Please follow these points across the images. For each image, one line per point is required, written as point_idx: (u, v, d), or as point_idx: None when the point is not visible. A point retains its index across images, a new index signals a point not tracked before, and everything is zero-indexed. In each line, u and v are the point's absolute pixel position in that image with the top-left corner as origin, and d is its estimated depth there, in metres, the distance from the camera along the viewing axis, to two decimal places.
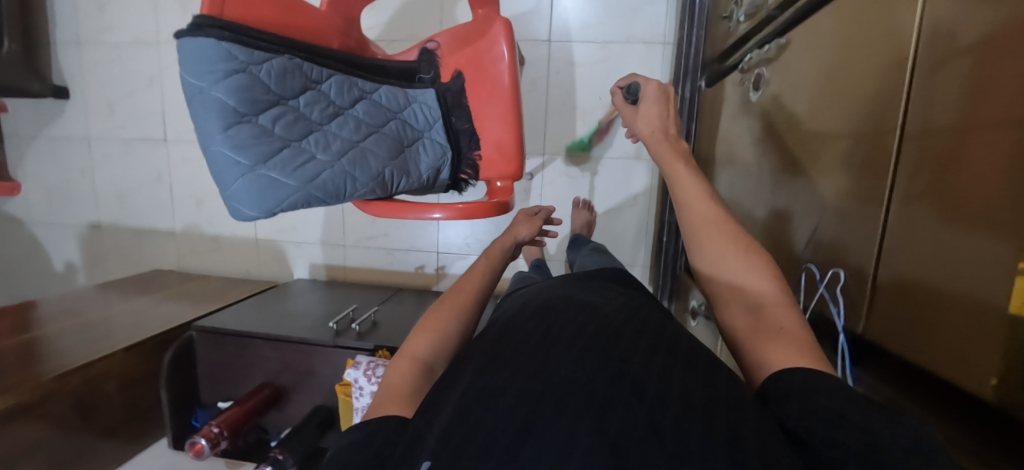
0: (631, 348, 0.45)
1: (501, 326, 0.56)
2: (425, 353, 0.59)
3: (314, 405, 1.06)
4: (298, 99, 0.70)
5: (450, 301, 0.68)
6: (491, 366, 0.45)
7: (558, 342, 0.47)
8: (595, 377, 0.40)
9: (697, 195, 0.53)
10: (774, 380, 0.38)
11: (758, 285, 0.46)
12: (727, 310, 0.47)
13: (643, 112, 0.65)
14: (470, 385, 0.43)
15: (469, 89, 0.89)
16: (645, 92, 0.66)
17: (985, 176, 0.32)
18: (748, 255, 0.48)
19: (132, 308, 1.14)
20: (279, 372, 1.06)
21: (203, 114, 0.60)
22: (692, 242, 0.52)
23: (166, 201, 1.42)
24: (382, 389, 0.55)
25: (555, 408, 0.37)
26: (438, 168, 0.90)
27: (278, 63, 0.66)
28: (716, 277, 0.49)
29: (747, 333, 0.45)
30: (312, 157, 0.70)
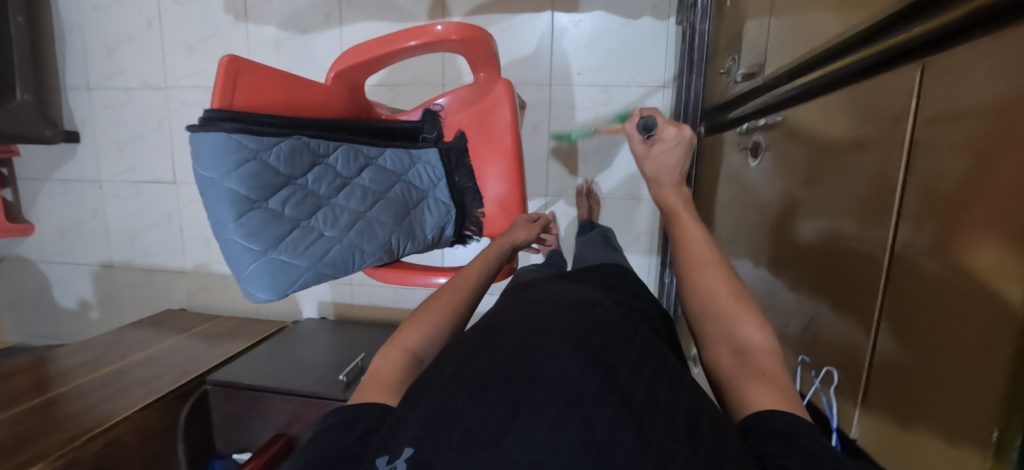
0: (620, 352, 0.44)
1: (488, 321, 0.56)
2: (416, 344, 0.55)
3: None
4: (306, 177, 0.73)
5: (443, 298, 0.62)
6: (479, 355, 0.45)
7: (551, 333, 0.46)
8: (587, 379, 0.38)
9: (695, 237, 0.57)
10: (758, 419, 0.39)
11: (750, 331, 0.47)
12: (714, 349, 0.49)
13: (661, 151, 0.65)
14: (453, 374, 0.42)
15: (472, 149, 0.92)
16: (662, 133, 0.64)
17: (986, 230, 0.31)
18: (738, 304, 0.49)
19: (147, 353, 1.14)
20: (289, 422, 0.98)
21: (216, 204, 0.63)
22: (693, 275, 0.53)
23: (176, 240, 1.44)
24: (367, 378, 0.52)
25: (535, 409, 0.36)
26: (442, 226, 0.91)
27: (287, 146, 0.70)
28: (707, 315, 0.50)
29: (731, 371, 0.46)
30: (320, 234, 0.72)
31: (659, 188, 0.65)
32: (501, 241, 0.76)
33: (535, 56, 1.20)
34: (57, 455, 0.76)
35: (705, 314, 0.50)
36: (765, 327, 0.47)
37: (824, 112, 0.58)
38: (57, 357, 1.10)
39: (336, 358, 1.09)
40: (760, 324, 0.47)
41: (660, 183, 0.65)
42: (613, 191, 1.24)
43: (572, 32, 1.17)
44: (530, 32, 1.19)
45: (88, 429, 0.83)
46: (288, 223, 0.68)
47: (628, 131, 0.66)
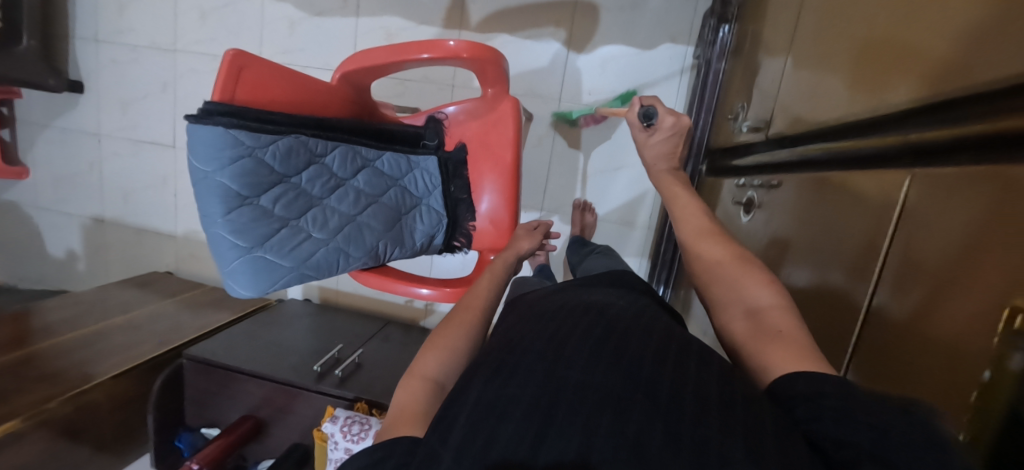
0: (637, 344, 0.38)
1: (506, 332, 0.49)
2: (436, 372, 0.53)
3: (291, 441, 1.00)
4: (300, 175, 0.73)
5: (457, 320, 0.61)
6: (502, 369, 0.38)
7: (568, 339, 0.40)
8: (610, 376, 0.34)
9: (693, 211, 0.53)
10: (784, 383, 0.32)
11: (757, 289, 0.42)
12: (724, 314, 0.43)
13: (661, 143, 0.60)
14: (481, 397, 0.35)
15: (471, 161, 0.92)
16: (662, 123, 0.60)
17: (956, 317, 0.27)
18: (742, 267, 0.44)
19: (128, 317, 1.15)
20: (260, 405, 1.00)
21: (206, 197, 0.63)
22: (696, 250, 0.49)
23: (170, 204, 1.44)
24: (392, 413, 0.48)
25: (565, 415, 0.31)
26: (432, 235, 0.92)
27: (285, 145, 0.70)
28: (712, 283, 0.45)
29: (746, 337, 0.40)
30: (308, 235, 0.72)
31: (654, 175, 0.62)
32: (507, 254, 0.78)
33: (548, 70, 1.19)
34: (25, 416, 0.78)
35: (714, 280, 0.45)
36: (774, 285, 0.42)
37: (807, 186, 0.60)
38: (39, 311, 1.11)
39: (314, 346, 1.10)
40: (769, 282, 0.42)
41: (658, 169, 0.62)
42: (608, 214, 1.25)
43: (588, 52, 1.17)
44: (546, 46, 1.18)
45: (60, 391, 0.85)
46: (276, 222, 0.68)
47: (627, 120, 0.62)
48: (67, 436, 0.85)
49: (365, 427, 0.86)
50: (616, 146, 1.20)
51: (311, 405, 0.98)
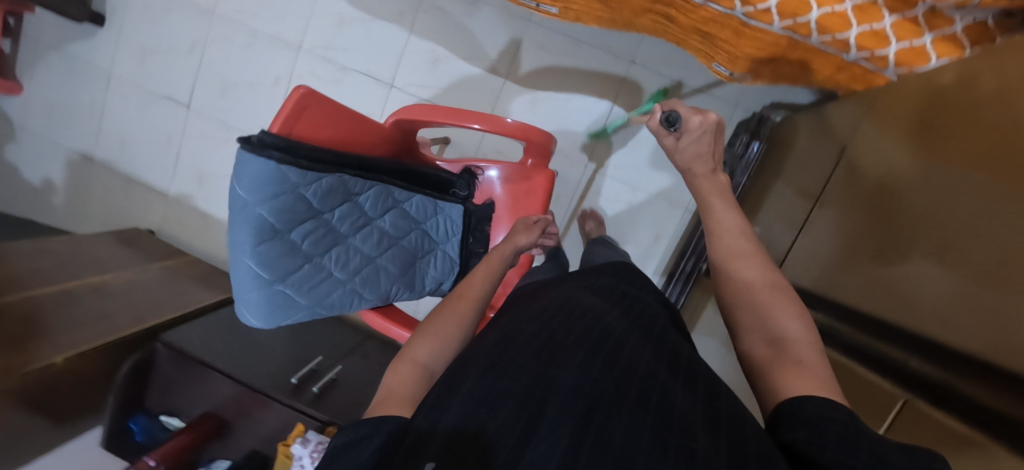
0: (635, 357, 0.40)
1: (502, 328, 0.49)
2: (427, 357, 0.52)
3: (249, 448, 1.00)
4: (332, 212, 0.73)
5: (449, 308, 0.60)
6: (499, 366, 0.39)
7: (564, 342, 0.41)
8: (601, 382, 0.36)
9: (730, 228, 0.48)
10: (791, 408, 0.34)
11: (787, 321, 0.42)
12: (747, 337, 0.44)
13: (693, 146, 0.49)
14: (473, 388, 0.37)
15: (495, 220, 0.94)
16: (690, 125, 0.49)
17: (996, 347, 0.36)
18: (774, 294, 0.43)
19: (103, 279, 1.11)
20: (225, 405, 0.98)
21: (239, 226, 0.62)
22: (725, 268, 0.47)
23: (169, 163, 1.38)
24: (379, 394, 0.47)
25: (558, 411, 0.33)
26: (440, 282, 0.94)
27: (330, 184, 0.70)
28: (738, 307, 0.45)
29: (767, 361, 0.41)
30: (328, 274, 0.74)
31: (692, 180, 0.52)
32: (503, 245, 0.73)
33: (581, 135, 1.23)
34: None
35: (740, 303, 0.45)
36: (801, 318, 0.42)
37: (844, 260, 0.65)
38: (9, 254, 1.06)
39: (292, 352, 1.10)
40: (799, 313, 0.42)
41: (696, 174, 0.52)
42: None
43: (622, 128, 1.21)
44: (583, 113, 1.22)
45: (28, 360, 0.81)
46: (302, 259, 0.69)
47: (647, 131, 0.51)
48: (24, 406, 0.82)
49: None
50: (627, 222, 1.26)
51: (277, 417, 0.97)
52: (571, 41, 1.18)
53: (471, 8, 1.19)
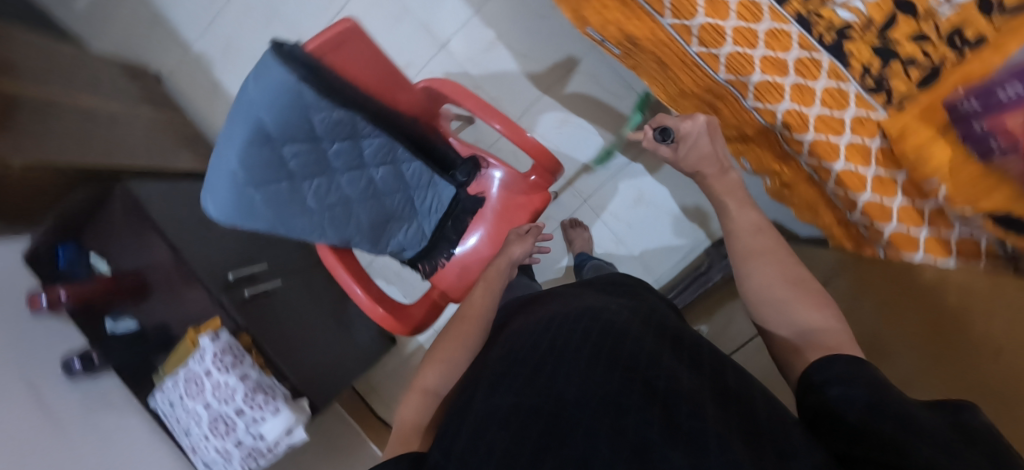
0: (635, 349, 0.45)
1: (506, 342, 0.56)
2: (436, 383, 0.60)
3: (158, 322, 0.99)
4: (331, 145, 0.74)
5: (455, 332, 0.66)
6: (507, 380, 0.47)
7: (566, 349, 0.48)
8: (608, 381, 0.42)
9: (745, 226, 0.56)
10: (821, 368, 0.40)
11: (810, 314, 0.47)
12: (773, 327, 0.49)
13: (690, 149, 0.64)
14: (483, 406, 0.45)
15: (478, 215, 0.99)
16: (682, 130, 0.64)
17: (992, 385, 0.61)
18: (797, 290, 0.48)
19: (89, 105, 1.09)
20: (152, 272, 0.97)
21: (234, 122, 0.59)
22: (747, 267, 0.53)
23: (203, 20, 1.36)
24: (397, 426, 0.56)
25: (570, 425, 0.40)
26: (402, 247, 0.98)
27: (340, 116, 0.70)
28: (763, 301, 0.50)
29: (794, 347, 0.46)
30: (302, 199, 0.74)
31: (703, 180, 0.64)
32: (500, 261, 0.79)
33: (594, 172, 1.27)
34: None
35: (762, 299, 0.50)
36: (822, 310, 0.47)
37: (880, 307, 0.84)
38: None
39: (240, 250, 1.10)
40: (821, 305, 0.47)
41: (704, 172, 0.63)
42: None
43: (633, 182, 1.24)
44: (603, 155, 1.25)
45: None
46: (282, 175, 0.69)
47: (647, 146, 0.68)
48: None
49: (237, 362, 0.89)
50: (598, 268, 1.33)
51: (199, 303, 0.97)
52: (624, 84, 1.19)
53: (550, 10, 1.18)
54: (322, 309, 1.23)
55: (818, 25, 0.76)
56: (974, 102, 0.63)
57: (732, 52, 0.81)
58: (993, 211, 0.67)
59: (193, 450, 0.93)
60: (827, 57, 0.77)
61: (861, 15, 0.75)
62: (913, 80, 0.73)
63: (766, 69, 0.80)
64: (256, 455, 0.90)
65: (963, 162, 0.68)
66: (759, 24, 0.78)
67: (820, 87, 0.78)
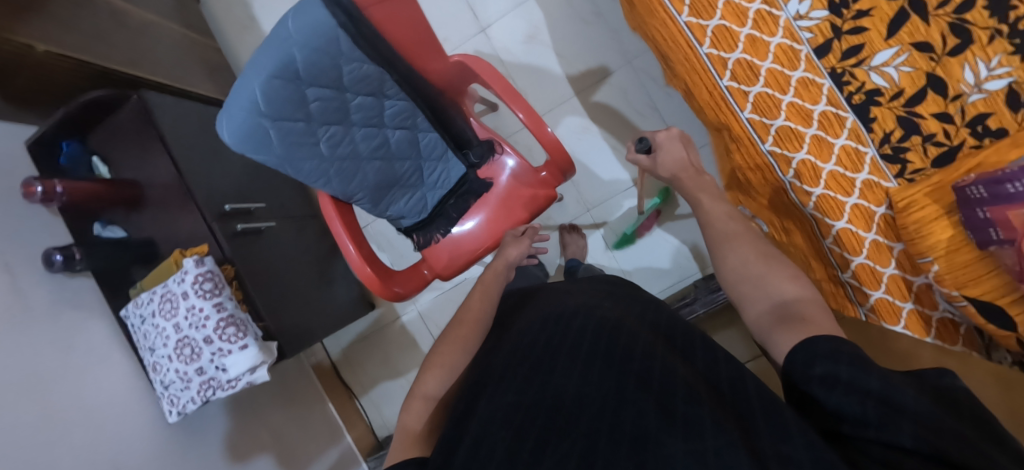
0: (631, 344, 0.49)
1: (509, 345, 0.60)
2: (436, 389, 0.61)
3: (147, 237, 0.99)
4: (354, 97, 0.74)
5: (455, 335, 0.68)
6: (506, 381, 0.52)
7: (562, 353, 0.52)
8: (606, 381, 0.46)
9: (720, 215, 0.63)
10: (804, 347, 0.42)
11: (786, 285, 0.51)
12: (753, 305, 0.52)
13: (665, 155, 0.74)
14: (486, 405, 0.49)
15: (483, 199, 1.00)
16: (657, 139, 0.75)
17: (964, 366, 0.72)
18: (767, 263, 0.54)
19: (123, 9, 1.08)
20: (152, 185, 0.97)
21: (265, 50, 0.59)
22: (726, 248, 0.58)
23: None
24: (399, 433, 0.56)
25: (569, 420, 0.43)
26: (402, 215, 0.98)
27: (369, 70, 0.71)
28: (742, 282, 0.54)
29: (770, 325, 0.48)
30: (315, 143, 0.74)
31: (680, 183, 0.72)
32: (498, 265, 0.83)
33: (602, 183, 1.28)
34: None
35: (742, 279, 0.54)
36: (796, 283, 0.51)
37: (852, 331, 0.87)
38: None
39: (242, 182, 1.11)
40: (793, 278, 0.51)
41: (682, 178, 0.72)
42: None
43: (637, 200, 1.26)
44: (614, 168, 1.27)
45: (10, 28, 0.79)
46: (302, 116, 0.68)
47: (630, 156, 0.77)
48: None
49: (216, 289, 0.89)
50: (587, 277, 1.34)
51: (190, 225, 0.97)
52: (650, 105, 1.23)
53: (594, 19, 1.23)
54: (309, 258, 1.24)
55: (849, 85, 0.79)
56: (981, 189, 0.66)
57: (762, 92, 0.83)
58: (980, 298, 0.70)
59: (154, 368, 0.93)
60: (852, 117, 0.79)
61: (892, 85, 0.77)
62: (928, 158, 0.76)
63: (792, 115, 0.81)
64: (215, 385, 0.90)
65: (962, 243, 0.71)
66: (793, 72, 0.81)
67: (840, 145, 0.80)
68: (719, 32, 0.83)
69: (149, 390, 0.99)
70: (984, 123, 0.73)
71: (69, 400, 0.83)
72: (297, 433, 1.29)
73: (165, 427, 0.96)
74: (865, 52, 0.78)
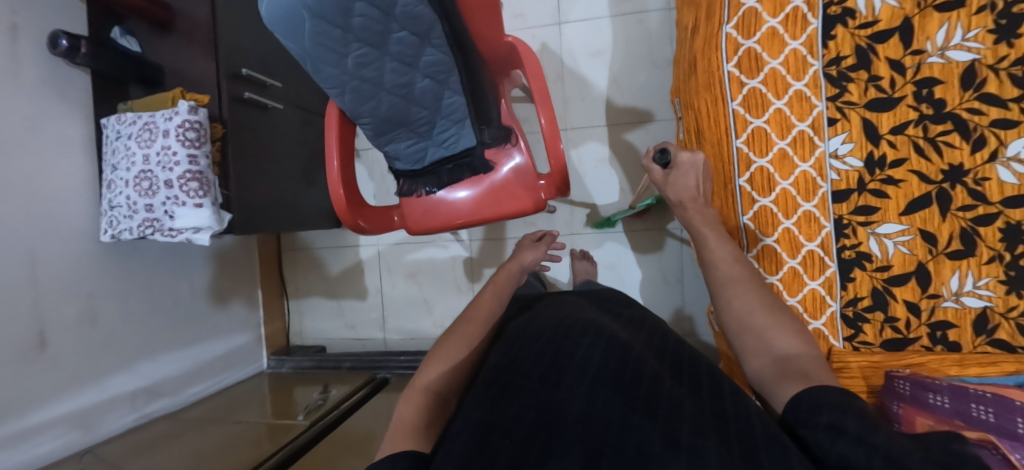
0: (637, 372, 0.52)
1: (512, 356, 0.65)
2: (433, 384, 0.62)
3: (157, 64, 0.98)
4: (400, 31, 0.72)
5: (461, 333, 0.71)
6: (506, 397, 0.54)
7: (562, 377, 0.54)
8: (610, 404, 0.47)
9: (726, 256, 0.63)
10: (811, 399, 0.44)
11: (784, 339, 0.55)
12: (753, 358, 0.55)
13: (681, 177, 0.72)
14: (481, 415, 0.52)
15: (475, 180, 1.03)
16: (679, 159, 0.72)
17: None
18: (772, 315, 0.57)
19: None
20: (180, 17, 0.95)
21: None
22: (727, 291, 0.60)
23: None
24: (395, 422, 0.57)
25: (560, 449, 0.42)
26: (397, 157, 0.98)
27: (422, 11, 0.70)
28: (740, 331, 0.57)
29: (771, 378, 0.52)
30: (342, 54, 0.72)
31: (683, 210, 0.71)
32: (511, 268, 0.90)
33: (596, 217, 1.30)
34: None
35: (742, 327, 0.57)
36: (797, 336, 0.55)
37: None
38: None
39: (270, 57, 1.11)
40: (793, 332, 0.55)
41: (683, 201, 0.71)
42: None
43: (619, 247, 1.29)
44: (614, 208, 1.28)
45: None
46: (341, 25, 0.67)
47: (645, 164, 0.75)
48: None
49: (197, 143, 0.89)
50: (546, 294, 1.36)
51: (201, 71, 0.96)
52: None
53: (663, 65, 1.23)
54: (300, 153, 1.25)
55: (847, 239, 0.80)
56: (907, 386, 0.70)
57: (767, 206, 0.83)
58: None
59: (109, 185, 0.94)
60: (834, 268, 0.81)
61: (884, 256, 0.79)
62: (880, 337, 0.80)
63: (782, 240, 0.82)
64: (155, 228, 0.91)
65: None
66: (805, 202, 0.81)
67: (811, 286, 0.82)
68: (758, 133, 0.83)
69: (93, 203, 1.00)
70: (944, 330, 0.77)
71: (18, 177, 0.84)
72: (220, 304, 1.33)
73: (94, 243, 0.98)
74: (877, 216, 0.79)
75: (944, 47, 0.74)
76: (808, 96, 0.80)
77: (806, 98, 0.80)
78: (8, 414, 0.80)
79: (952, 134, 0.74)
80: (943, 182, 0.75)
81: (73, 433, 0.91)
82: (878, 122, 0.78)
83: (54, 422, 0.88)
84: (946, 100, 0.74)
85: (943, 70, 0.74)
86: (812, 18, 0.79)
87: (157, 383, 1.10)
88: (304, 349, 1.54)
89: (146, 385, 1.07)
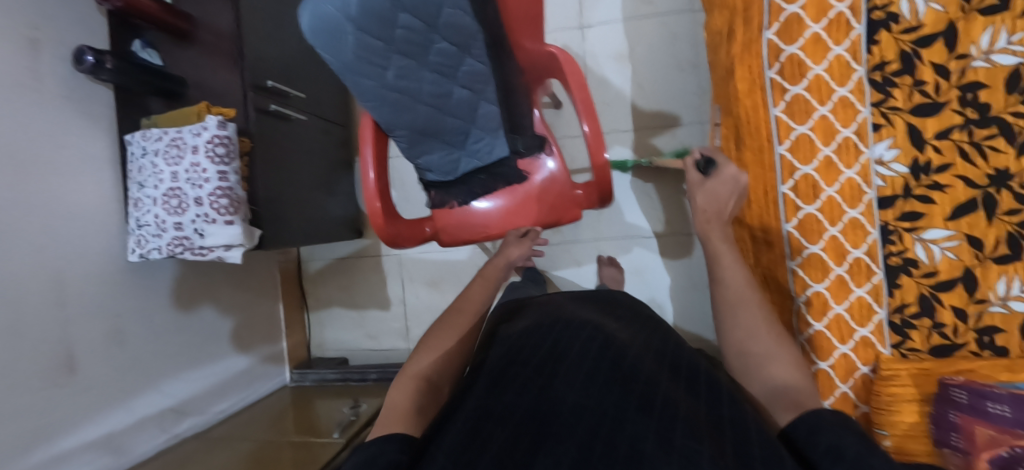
0: (634, 370, 0.50)
1: (512, 350, 0.62)
2: (426, 372, 0.61)
3: (180, 76, 0.95)
4: (440, 42, 0.69)
5: (454, 322, 0.69)
6: (501, 389, 0.51)
7: (562, 371, 0.52)
8: (605, 397, 0.45)
9: (734, 278, 0.61)
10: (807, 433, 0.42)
11: (783, 370, 0.51)
12: (749, 384, 0.53)
13: (715, 185, 0.70)
14: (476, 405, 0.49)
15: (510, 189, 1.03)
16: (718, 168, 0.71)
17: None
18: (777, 341, 0.54)
19: None
20: (203, 28, 0.92)
21: None
22: (731, 314, 0.58)
23: None
24: (385, 407, 0.56)
25: (550, 444, 0.39)
26: (429, 169, 0.97)
27: (465, 22, 0.67)
28: (741, 354, 0.55)
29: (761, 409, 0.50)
30: (381, 67, 0.69)
31: (703, 222, 0.70)
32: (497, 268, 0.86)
33: (622, 223, 1.29)
34: None
35: (741, 351, 0.55)
36: (798, 368, 0.52)
37: None
38: None
39: (292, 67, 1.08)
40: (794, 364, 0.52)
41: (705, 214, 0.70)
42: None
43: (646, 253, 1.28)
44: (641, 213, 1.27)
45: None
46: (383, 37, 0.63)
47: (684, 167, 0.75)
48: None
49: (226, 158, 0.86)
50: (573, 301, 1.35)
51: (225, 84, 0.94)
52: None
53: (688, 68, 1.21)
54: (322, 164, 1.22)
55: (893, 245, 0.80)
56: (962, 395, 0.70)
57: (812, 214, 0.82)
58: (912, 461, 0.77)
59: (136, 203, 0.91)
60: (881, 275, 0.80)
61: (930, 262, 0.78)
62: (928, 343, 0.80)
63: (829, 248, 0.82)
64: (184, 246, 0.88)
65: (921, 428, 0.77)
66: (850, 209, 0.81)
67: (857, 294, 0.81)
68: (802, 140, 0.82)
69: (119, 220, 0.97)
70: (992, 336, 0.76)
71: (44, 198, 0.81)
72: (240, 319, 1.31)
73: (122, 262, 0.96)
74: (922, 221, 0.78)
75: (989, 50, 0.72)
76: (853, 102, 0.79)
77: (851, 104, 0.79)
78: (41, 442, 0.77)
79: (997, 138, 0.73)
80: (988, 186, 0.74)
81: (105, 458, 0.89)
82: (923, 127, 0.77)
83: (85, 448, 0.85)
84: (991, 103, 0.73)
85: (989, 73, 0.72)
86: (855, 23, 0.78)
87: (185, 401, 1.08)
88: (326, 361, 1.52)
89: (173, 405, 1.05)
